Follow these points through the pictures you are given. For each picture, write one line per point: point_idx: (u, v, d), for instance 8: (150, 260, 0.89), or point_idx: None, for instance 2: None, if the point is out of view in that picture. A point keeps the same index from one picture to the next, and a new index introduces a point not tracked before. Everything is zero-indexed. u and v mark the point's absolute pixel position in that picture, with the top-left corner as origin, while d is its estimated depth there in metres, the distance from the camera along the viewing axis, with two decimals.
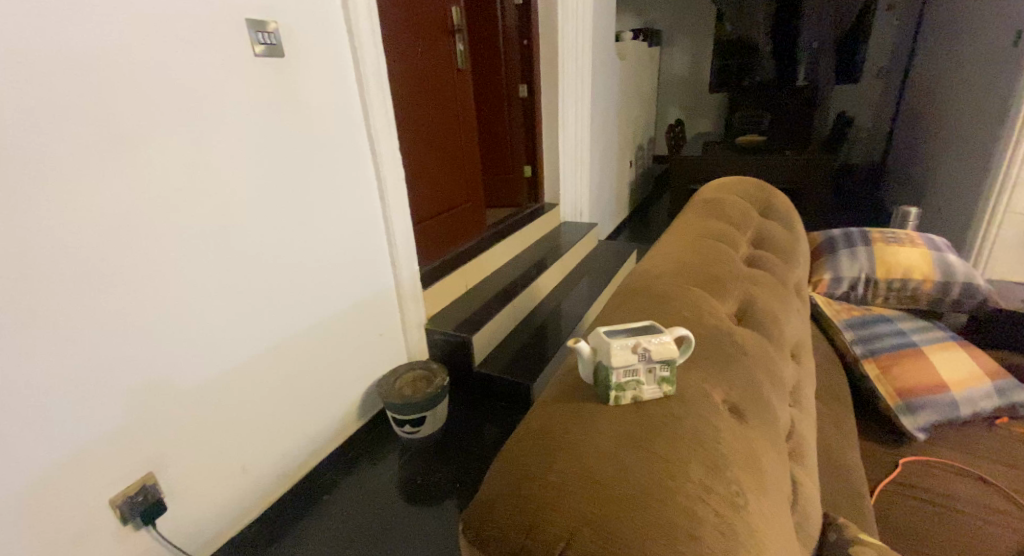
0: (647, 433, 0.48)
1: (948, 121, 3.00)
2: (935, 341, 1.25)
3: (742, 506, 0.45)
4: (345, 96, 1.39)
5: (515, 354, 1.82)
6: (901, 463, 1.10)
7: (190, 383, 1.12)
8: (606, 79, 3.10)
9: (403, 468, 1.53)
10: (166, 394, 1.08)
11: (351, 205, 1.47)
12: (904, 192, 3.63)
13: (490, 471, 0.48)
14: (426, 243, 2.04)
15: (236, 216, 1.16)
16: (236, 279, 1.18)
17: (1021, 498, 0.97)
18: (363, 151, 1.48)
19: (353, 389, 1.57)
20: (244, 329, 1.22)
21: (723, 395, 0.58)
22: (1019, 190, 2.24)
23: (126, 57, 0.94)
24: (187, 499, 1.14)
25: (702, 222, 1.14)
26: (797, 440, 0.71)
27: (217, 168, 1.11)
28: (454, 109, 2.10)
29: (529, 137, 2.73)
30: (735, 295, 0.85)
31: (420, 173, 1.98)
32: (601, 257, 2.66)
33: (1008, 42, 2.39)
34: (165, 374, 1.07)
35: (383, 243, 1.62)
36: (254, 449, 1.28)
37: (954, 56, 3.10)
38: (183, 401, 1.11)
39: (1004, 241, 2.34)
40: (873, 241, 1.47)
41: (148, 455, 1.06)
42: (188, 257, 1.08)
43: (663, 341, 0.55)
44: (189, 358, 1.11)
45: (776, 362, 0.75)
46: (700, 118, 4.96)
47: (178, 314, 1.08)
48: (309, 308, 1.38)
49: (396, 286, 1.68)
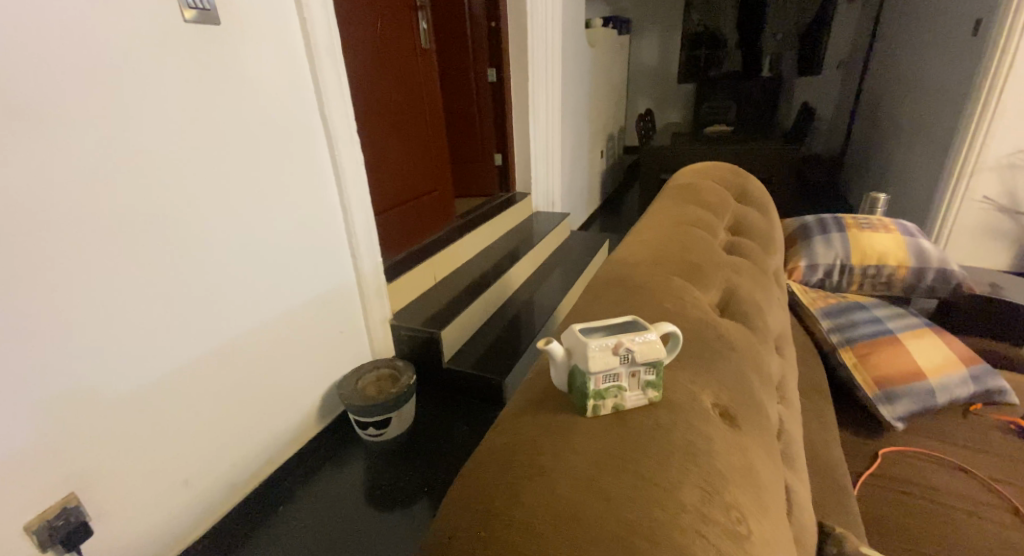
0: (630, 452, 0.41)
1: (908, 111, 3.05)
2: (911, 328, 1.23)
3: (745, 538, 0.38)
4: (295, 73, 1.27)
5: (485, 350, 1.74)
6: (882, 453, 1.07)
7: (114, 392, 0.98)
8: (576, 65, 3.03)
9: (368, 472, 1.43)
10: (92, 407, 0.95)
11: (304, 192, 1.35)
12: (864, 182, 3.71)
13: (439, 517, 0.40)
14: (390, 233, 1.94)
15: (170, 202, 1.03)
16: (174, 273, 1.05)
17: (1000, 488, 0.96)
18: (315, 135, 1.36)
19: (311, 391, 1.46)
20: (181, 330, 1.08)
21: (713, 399, 0.52)
22: (977, 177, 2.27)
23: (28, 15, 0.79)
24: (118, 519, 1.02)
25: (680, 207, 1.08)
26: (787, 440, 0.66)
27: (144, 149, 0.98)
28: (418, 93, 1.99)
29: (498, 123, 2.63)
30: (717, 284, 0.80)
31: (382, 161, 1.86)
32: (573, 248, 2.60)
33: (966, 32, 2.42)
34: (90, 384, 0.94)
35: (342, 233, 1.50)
36: (200, 462, 1.16)
37: (914, 45, 3.13)
38: (109, 413, 0.98)
39: (961, 227, 2.37)
40: (847, 227, 1.44)
41: (70, 473, 0.93)
42: (111, 247, 0.94)
43: (648, 340, 0.48)
44: (116, 363, 0.98)
45: (761, 355, 0.70)
46: (669, 108, 4.99)
47: (101, 315, 0.94)
48: (257, 305, 1.25)
49: (358, 279, 1.57)
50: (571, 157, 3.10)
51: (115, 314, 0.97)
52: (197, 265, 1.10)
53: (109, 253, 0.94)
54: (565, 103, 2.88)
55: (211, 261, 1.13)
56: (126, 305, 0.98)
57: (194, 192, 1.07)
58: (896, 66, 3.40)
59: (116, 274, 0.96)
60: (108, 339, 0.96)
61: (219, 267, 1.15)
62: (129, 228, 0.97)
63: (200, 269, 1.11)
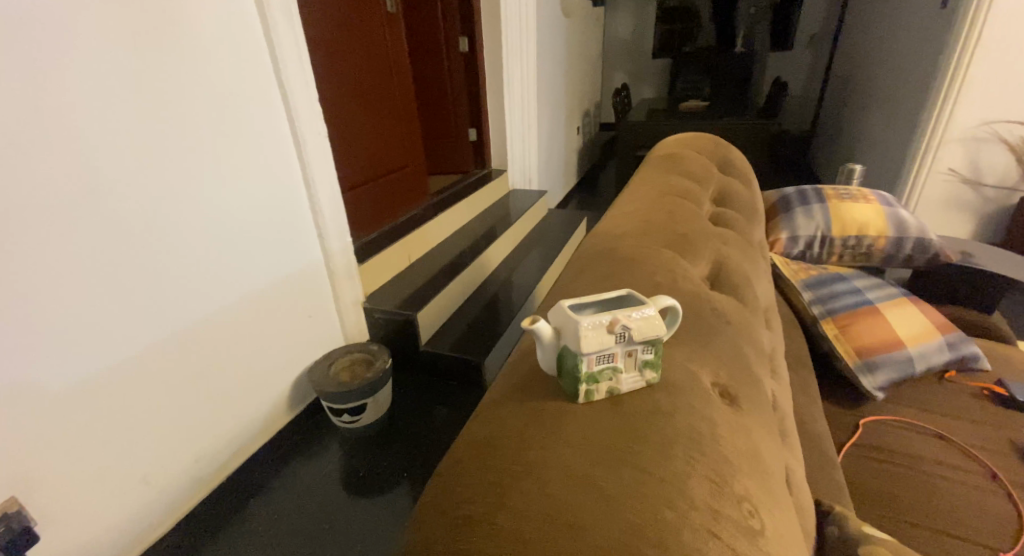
0: (625, 441, 0.37)
1: (877, 86, 3.06)
2: (890, 298, 1.22)
3: (758, 534, 0.35)
4: (248, 36, 1.15)
5: (464, 331, 1.69)
6: (864, 423, 1.07)
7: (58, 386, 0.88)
8: (551, 36, 2.92)
9: (344, 458, 1.38)
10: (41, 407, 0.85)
11: (265, 168, 1.25)
12: (833, 157, 3.75)
13: (412, 526, 0.35)
14: (359, 213, 1.85)
15: (116, 175, 0.92)
16: (128, 254, 0.96)
17: (978, 453, 0.97)
18: (274, 105, 1.25)
19: (282, 378, 1.38)
20: (134, 314, 0.98)
21: (712, 379, 0.49)
22: (943, 151, 2.24)
23: None
24: (67, 523, 0.93)
25: (665, 178, 1.03)
26: (781, 415, 0.63)
27: (83, 115, 0.86)
28: (385, 63, 1.88)
29: (471, 95, 2.52)
30: (707, 256, 0.76)
31: (347, 135, 1.77)
32: (550, 226, 2.55)
33: (934, 5, 2.42)
34: (37, 381, 0.85)
35: (308, 212, 1.41)
36: (160, 457, 1.08)
37: (883, 20, 3.12)
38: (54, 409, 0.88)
39: (927, 202, 2.36)
40: (827, 198, 1.43)
41: (12, 475, 0.83)
42: (49, 225, 0.83)
43: (647, 315, 0.43)
44: (61, 353, 0.88)
45: (755, 329, 0.67)
46: (644, 84, 4.94)
47: (44, 303, 0.84)
48: (221, 287, 1.16)
49: (327, 261, 1.49)
50: (546, 132, 3.02)
51: (60, 301, 0.86)
52: (152, 246, 1.00)
53: (51, 235, 0.84)
54: (540, 75, 2.79)
55: (164, 238, 1.02)
56: (72, 291, 0.88)
57: (145, 166, 0.97)
58: (865, 41, 3.40)
59: (60, 258, 0.86)
60: (56, 329, 0.86)
61: (175, 247, 1.04)
62: (73, 206, 0.86)
63: (157, 249, 1.01)
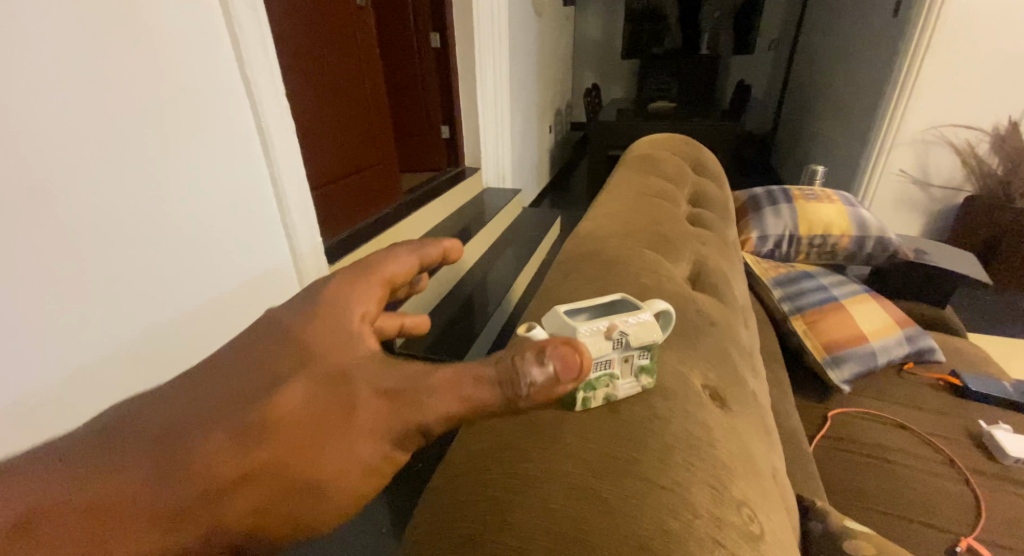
0: (626, 449, 0.37)
1: (834, 90, 3.19)
2: (854, 294, 1.27)
3: (759, 537, 0.35)
4: (212, 26, 1.09)
5: (439, 332, 1.67)
6: (833, 414, 1.11)
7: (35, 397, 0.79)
8: (523, 34, 2.92)
9: None
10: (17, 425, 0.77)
11: (235, 162, 1.19)
12: (793, 158, 3.88)
13: (412, 546, 0.34)
14: (328, 212, 1.79)
15: (79, 168, 0.84)
16: (103, 250, 0.88)
17: (939, 441, 1.01)
18: (240, 101, 1.19)
19: None
20: (107, 317, 0.90)
21: (701, 380, 0.49)
22: (895, 150, 2.33)
23: None
24: None
25: (643, 179, 1.04)
26: (763, 412, 0.64)
27: (43, 104, 0.79)
28: (354, 58, 1.83)
29: (444, 92, 2.49)
30: (687, 256, 0.77)
31: (316, 131, 1.71)
32: (524, 225, 2.55)
33: (887, 12, 2.53)
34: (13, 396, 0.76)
35: (277, 211, 1.35)
36: None
37: (839, 26, 3.25)
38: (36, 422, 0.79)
39: (879, 201, 2.45)
40: (794, 198, 1.47)
41: None
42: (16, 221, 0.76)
43: (642, 320, 0.43)
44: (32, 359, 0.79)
45: (736, 328, 0.68)
46: (613, 84, 5.00)
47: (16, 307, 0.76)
48: (200, 285, 1.09)
49: (297, 262, 1.44)
50: (519, 131, 3.02)
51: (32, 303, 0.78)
52: (126, 241, 0.92)
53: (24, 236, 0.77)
54: (512, 73, 2.77)
55: (135, 232, 0.94)
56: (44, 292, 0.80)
57: (123, 161, 0.91)
58: (822, 46, 3.53)
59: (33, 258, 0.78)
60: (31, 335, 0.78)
61: (146, 241, 0.97)
62: (44, 205, 0.79)
63: (131, 244, 0.93)
